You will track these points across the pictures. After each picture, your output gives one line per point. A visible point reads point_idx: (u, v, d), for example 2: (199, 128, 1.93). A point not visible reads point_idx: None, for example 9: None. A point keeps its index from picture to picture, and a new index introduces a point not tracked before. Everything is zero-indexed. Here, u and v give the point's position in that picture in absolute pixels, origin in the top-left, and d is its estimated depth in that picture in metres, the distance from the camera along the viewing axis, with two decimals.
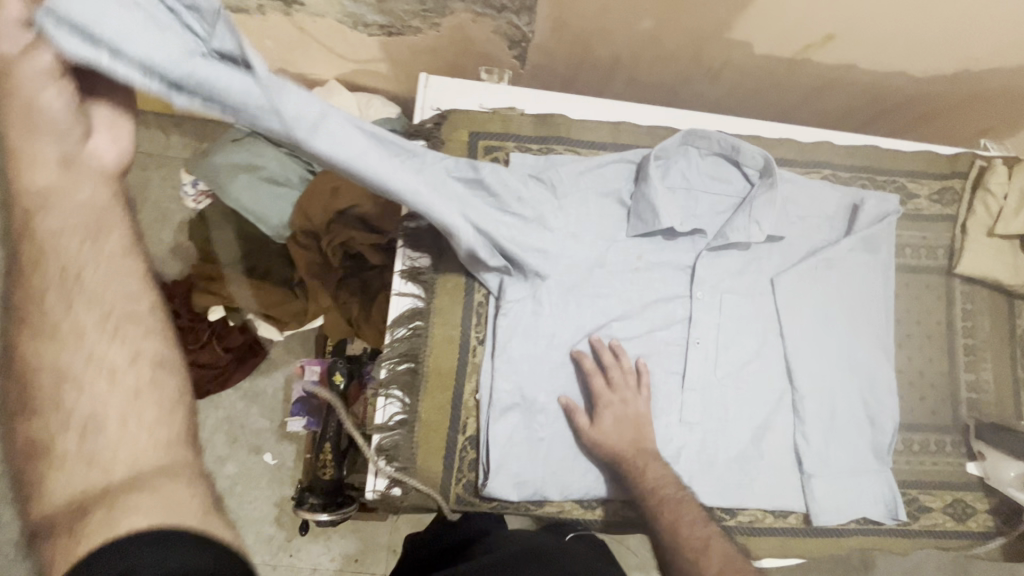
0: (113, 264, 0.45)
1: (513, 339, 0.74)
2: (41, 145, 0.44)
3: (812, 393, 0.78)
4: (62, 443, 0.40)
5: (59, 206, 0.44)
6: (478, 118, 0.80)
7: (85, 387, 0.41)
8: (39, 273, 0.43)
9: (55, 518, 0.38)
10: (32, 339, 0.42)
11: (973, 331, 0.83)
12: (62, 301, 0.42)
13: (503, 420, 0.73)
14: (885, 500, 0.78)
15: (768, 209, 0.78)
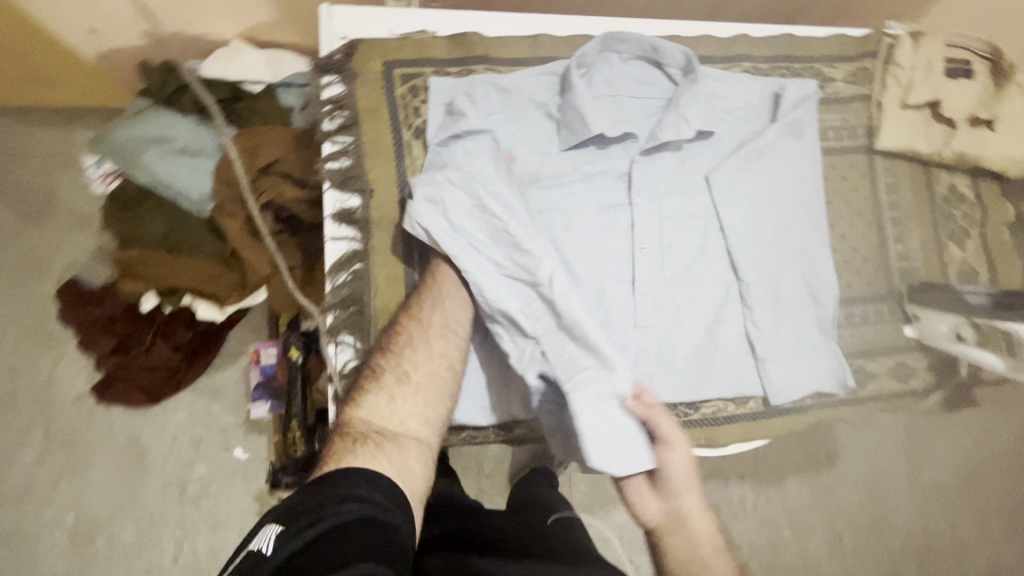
0: (431, 357, 0.65)
1: (480, 224, 0.67)
2: (442, 318, 0.67)
3: (757, 280, 0.80)
4: (346, 449, 0.57)
5: (444, 318, 0.67)
6: (390, 45, 0.76)
7: (375, 418, 0.60)
8: (416, 339, 0.66)
9: (348, 450, 0.56)
10: (395, 378, 0.63)
11: (898, 204, 0.88)
12: (396, 373, 0.64)
13: (489, 296, 0.66)
14: (834, 371, 0.81)
15: (694, 104, 0.78)
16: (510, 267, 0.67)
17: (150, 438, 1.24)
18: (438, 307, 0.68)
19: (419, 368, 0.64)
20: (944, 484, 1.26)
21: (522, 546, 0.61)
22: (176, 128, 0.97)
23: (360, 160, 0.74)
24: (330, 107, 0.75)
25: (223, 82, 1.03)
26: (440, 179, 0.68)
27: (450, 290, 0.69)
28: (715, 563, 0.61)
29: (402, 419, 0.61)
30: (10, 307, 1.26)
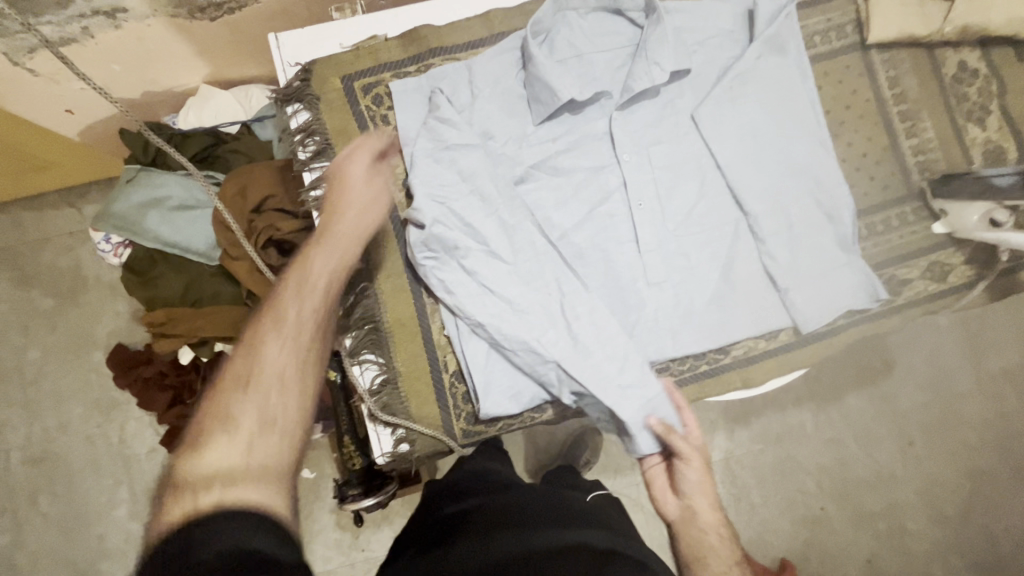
0: (294, 367, 0.57)
1: (489, 262, 0.71)
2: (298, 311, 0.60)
3: (764, 211, 0.77)
4: (195, 499, 0.46)
5: (304, 304, 0.60)
6: (343, 60, 0.75)
7: (221, 454, 0.50)
8: (265, 347, 0.57)
9: (187, 500, 0.46)
10: (238, 397, 0.54)
11: (903, 96, 0.82)
12: (238, 394, 0.54)
13: (519, 306, 0.71)
14: (864, 287, 0.77)
15: (662, 44, 0.74)
16: (517, 301, 0.71)
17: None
18: (301, 293, 0.61)
19: (276, 398, 0.55)
20: (1012, 366, 1.20)
21: (530, 524, 0.60)
22: (169, 186, 1.00)
23: None
24: (302, 135, 0.75)
25: (199, 130, 1.04)
26: (442, 191, 0.71)
27: (315, 288, 0.62)
28: (720, 547, 0.63)
29: (268, 442, 0.52)
30: (71, 383, 1.34)
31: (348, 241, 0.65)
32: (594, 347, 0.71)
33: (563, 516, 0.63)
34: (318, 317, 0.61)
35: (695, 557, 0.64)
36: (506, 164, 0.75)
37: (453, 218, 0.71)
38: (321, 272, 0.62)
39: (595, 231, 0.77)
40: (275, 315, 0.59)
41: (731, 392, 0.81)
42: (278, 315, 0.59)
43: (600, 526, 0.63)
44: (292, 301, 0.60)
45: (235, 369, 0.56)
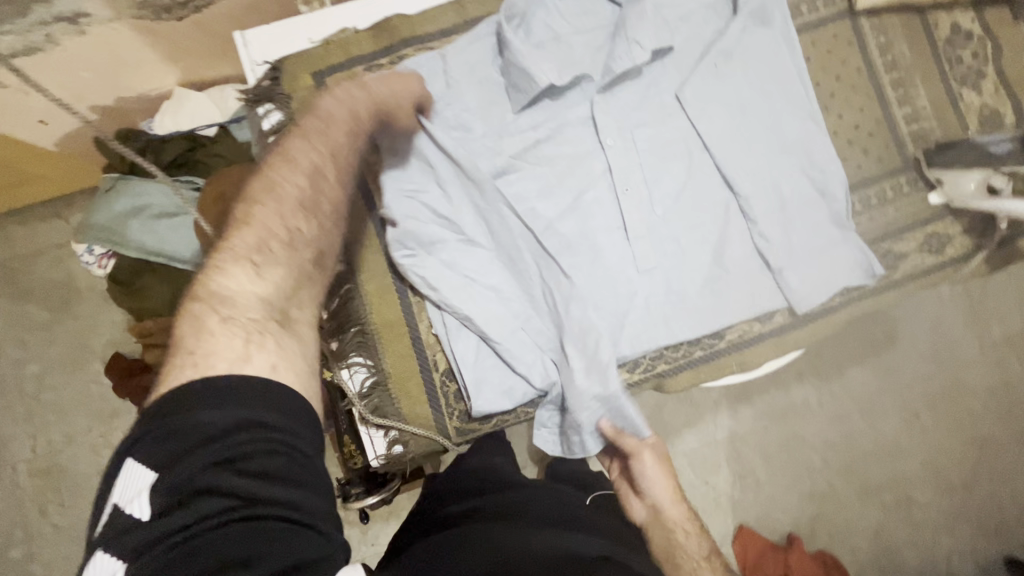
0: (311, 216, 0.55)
1: (468, 252, 0.73)
2: (313, 159, 0.56)
3: (755, 190, 0.75)
4: (217, 348, 0.45)
5: (317, 148, 0.57)
6: (313, 56, 0.73)
7: (242, 301, 0.49)
8: (279, 190, 0.54)
9: (214, 348, 0.45)
10: (251, 238, 0.51)
11: (896, 64, 0.79)
12: (251, 239, 0.51)
13: (503, 290, 0.73)
14: (859, 263, 0.75)
15: (642, 23, 0.71)
16: (494, 287, 0.73)
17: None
18: (318, 141, 0.57)
19: (293, 252, 0.53)
20: (1015, 330, 1.19)
21: (531, 525, 0.60)
22: (150, 195, 0.98)
23: None
24: (275, 137, 0.73)
25: (176, 134, 1.01)
26: (418, 183, 0.73)
27: (339, 148, 0.58)
28: (687, 542, 0.70)
29: (296, 297, 0.53)
30: (65, 395, 1.31)
31: (368, 102, 0.62)
32: (583, 334, 0.71)
33: (564, 519, 0.63)
34: (342, 177, 0.58)
35: (669, 554, 0.70)
36: (485, 154, 0.73)
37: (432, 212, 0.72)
38: (342, 129, 0.59)
39: (581, 219, 0.75)
40: (289, 160, 0.55)
41: (727, 377, 0.80)
42: (290, 162, 0.55)
43: (598, 532, 0.62)
44: (314, 151, 0.57)
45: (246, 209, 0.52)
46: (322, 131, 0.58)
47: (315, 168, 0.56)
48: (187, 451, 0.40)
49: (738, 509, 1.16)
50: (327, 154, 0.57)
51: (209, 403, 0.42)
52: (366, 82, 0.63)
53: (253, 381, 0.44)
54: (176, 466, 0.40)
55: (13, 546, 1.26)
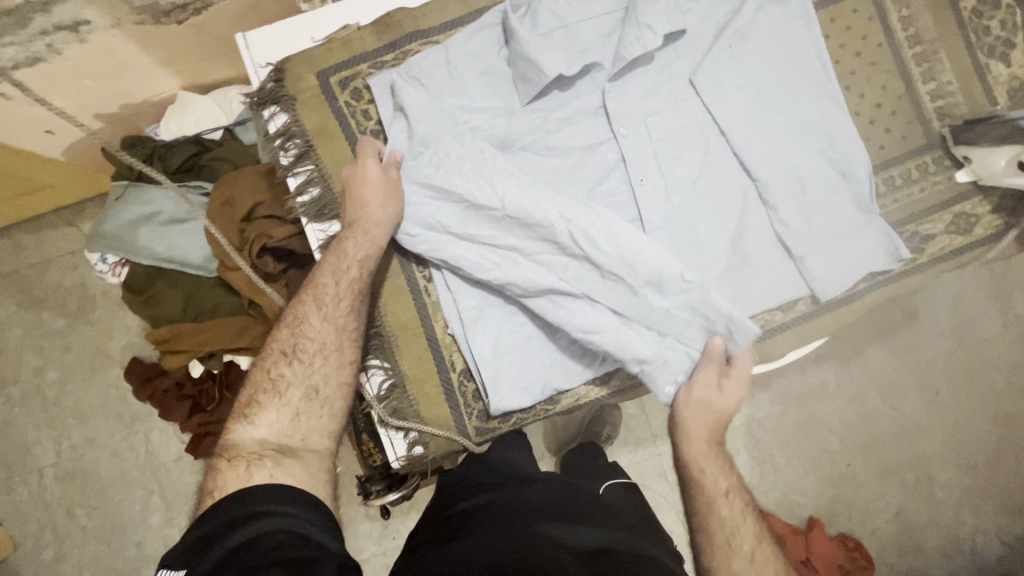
0: (335, 336, 0.64)
1: (480, 225, 0.69)
2: (335, 284, 0.65)
3: (774, 175, 0.73)
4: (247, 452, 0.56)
5: (339, 273, 0.65)
6: (316, 55, 0.71)
7: (276, 412, 0.60)
8: (311, 315, 0.64)
9: (249, 450, 0.56)
10: (288, 358, 0.62)
11: (919, 37, 0.76)
12: (287, 360, 0.62)
13: (530, 256, 0.69)
14: (883, 247, 0.73)
15: (653, 6, 0.69)
16: (511, 251, 0.69)
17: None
18: (340, 263, 0.65)
19: (323, 373, 0.62)
20: None
21: (550, 519, 0.59)
22: (158, 202, 0.98)
23: (328, 185, 0.71)
24: (281, 140, 0.72)
25: (182, 139, 1.01)
26: (422, 155, 0.70)
27: (324, 289, 0.64)
28: (716, 481, 0.65)
29: (300, 433, 0.59)
30: (85, 402, 1.33)
31: (353, 239, 0.66)
32: (626, 272, 0.68)
33: (583, 513, 0.61)
34: (329, 317, 0.64)
35: (689, 483, 0.67)
36: (492, 138, 0.71)
37: (441, 188, 0.69)
38: (360, 253, 0.66)
39: (595, 209, 0.73)
40: (317, 285, 0.65)
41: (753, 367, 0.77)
42: (317, 286, 0.65)
43: (617, 526, 0.61)
44: (302, 304, 0.64)
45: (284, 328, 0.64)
46: (310, 282, 0.65)
47: (301, 319, 0.64)
48: (217, 537, 0.48)
49: (757, 493, 1.15)
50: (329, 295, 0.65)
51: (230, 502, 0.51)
52: (356, 222, 0.66)
53: (258, 491, 0.51)
54: (210, 550, 0.47)
55: (43, 549, 1.29)
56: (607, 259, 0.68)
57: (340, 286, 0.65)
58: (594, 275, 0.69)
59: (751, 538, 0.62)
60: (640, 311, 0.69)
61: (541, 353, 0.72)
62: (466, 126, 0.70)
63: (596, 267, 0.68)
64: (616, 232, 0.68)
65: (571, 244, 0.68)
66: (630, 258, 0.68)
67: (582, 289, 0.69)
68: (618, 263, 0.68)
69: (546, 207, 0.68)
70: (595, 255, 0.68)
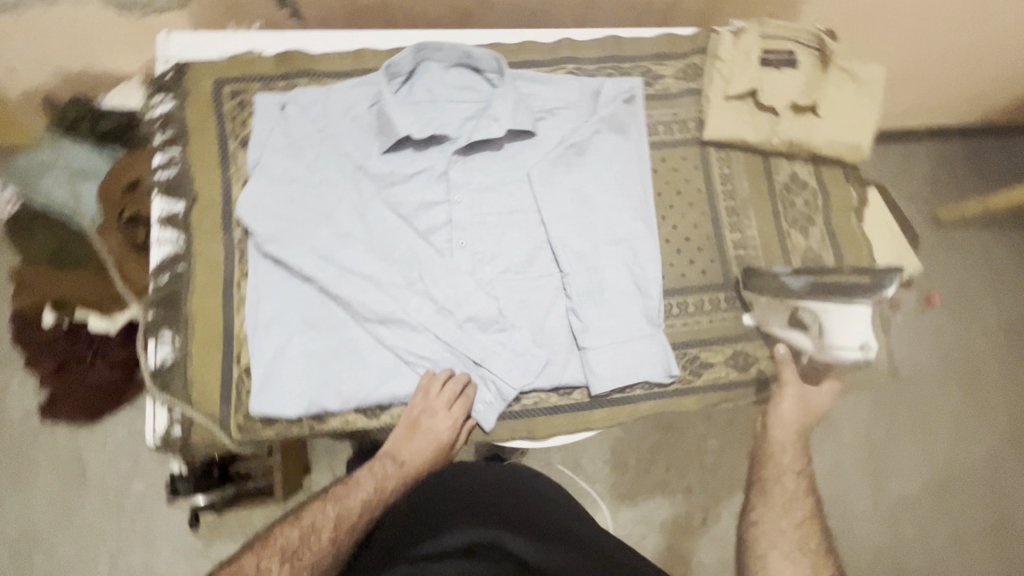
0: (341, 527, 0.73)
1: (345, 246, 0.79)
2: (361, 484, 0.77)
3: (578, 271, 0.81)
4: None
5: (371, 471, 0.77)
6: (218, 66, 0.83)
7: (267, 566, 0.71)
8: (340, 499, 0.76)
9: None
10: (294, 528, 0.75)
11: (734, 193, 0.88)
12: (299, 533, 0.74)
13: (370, 270, 0.79)
14: (659, 359, 0.81)
15: (505, 104, 0.82)
16: (361, 266, 0.79)
17: (93, 451, 1.23)
18: (374, 466, 0.78)
19: (312, 553, 0.72)
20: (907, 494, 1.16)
21: (416, 538, 0.65)
22: (75, 156, 1.07)
23: (187, 168, 0.80)
24: (161, 123, 0.81)
25: (118, 111, 1.09)
26: (274, 171, 0.79)
27: (349, 506, 0.75)
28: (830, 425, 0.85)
29: None
30: None
31: (394, 478, 0.76)
32: (455, 307, 0.79)
33: (453, 509, 0.68)
34: (339, 525, 0.74)
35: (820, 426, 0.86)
36: (345, 170, 0.80)
37: (284, 216, 0.78)
38: (392, 481, 0.76)
39: (415, 258, 0.80)
40: (354, 477, 0.79)
41: (516, 441, 0.80)
42: (353, 481, 0.78)
43: (493, 521, 0.67)
44: (326, 512, 0.75)
45: (309, 513, 0.76)
46: (342, 498, 0.77)
47: (316, 526, 0.74)
48: None
49: None
50: (344, 509, 0.75)
51: None
52: (396, 451, 0.77)
53: None
54: None
55: None
56: (441, 291, 0.79)
57: (363, 488, 0.77)
58: (427, 301, 0.79)
59: (791, 476, 0.93)
60: (466, 338, 0.79)
61: (320, 370, 0.76)
62: (322, 160, 0.80)
63: (432, 299, 0.79)
64: (447, 275, 0.80)
65: (414, 276, 0.80)
66: (454, 304, 0.79)
67: (418, 313, 0.79)
68: (448, 297, 0.79)
69: (396, 241, 0.80)
70: (431, 288, 0.80)
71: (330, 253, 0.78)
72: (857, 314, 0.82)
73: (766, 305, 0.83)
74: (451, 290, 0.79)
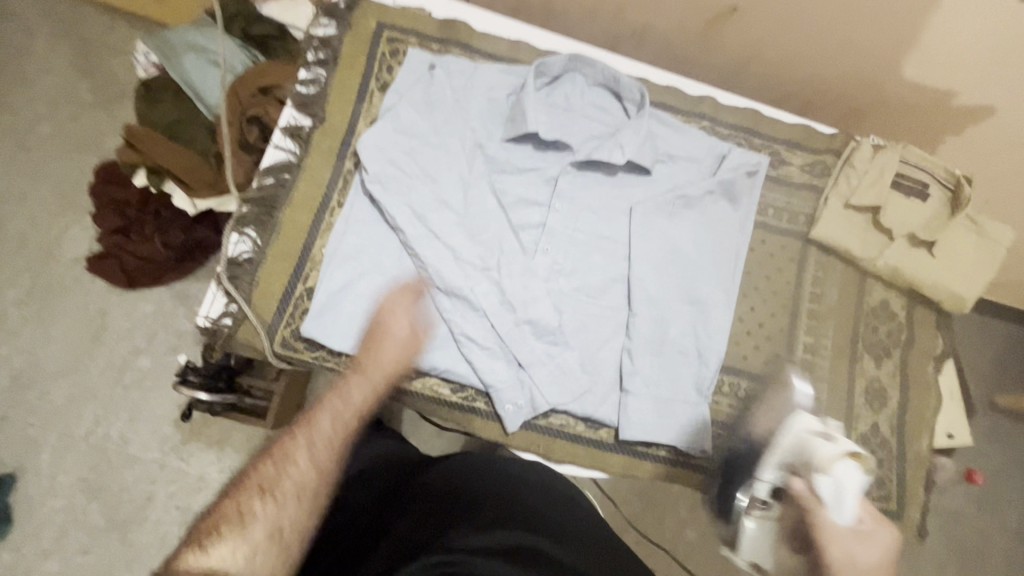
0: (323, 445, 0.67)
1: (439, 212, 0.80)
2: (333, 401, 0.71)
3: (646, 316, 0.81)
4: (229, 540, 0.58)
5: (341, 387, 0.72)
6: (387, 11, 0.86)
7: (256, 514, 0.60)
8: (309, 424, 0.69)
9: (232, 552, 0.56)
10: (272, 464, 0.65)
11: (820, 299, 0.86)
12: (277, 468, 0.65)
13: (454, 243, 0.79)
14: (694, 431, 0.79)
15: (633, 136, 0.83)
16: (447, 236, 0.79)
17: (117, 316, 1.27)
18: (343, 383, 0.72)
19: (298, 485, 0.64)
20: None
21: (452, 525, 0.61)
22: (218, 45, 1.12)
23: (325, 91, 0.83)
24: (318, 43, 0.85)
25: (272, 21, 1.14)
26: (403, 121, 0.81)
27: (321, 424, 0.69)
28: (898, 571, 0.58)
29: (264, 552, 0.58)
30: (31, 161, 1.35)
31: (363, 385, 0.73)
32: (518, 306, 0.79)
33: (483, 503, 0.66)
34: (319, 446, 0.67)
35: None
36: (464, 144, 0.82)
37: (395, 165, 0.80)
38: (363, 389, 0.73)
39: (498, 247, 0.81)
40: (318, 398, 0.72)
41: (528, 453, 0.80)
42: (320, 403, 0.71)
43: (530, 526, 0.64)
44: (297, 439, 0.67)
45: (276, 447, 0.67)
46: (312, 419, 0.69)
47: (290, 455, 0.66)
48: None
49: None
50: (317, 429, 0.68)
51: None
52: (362, 362, 0.74)
53: None
54: None
55: None
56: (512, 287, 0.80)
57: (336, 406, 0.71)
58: (495, 292, 0.79)
59: None
60: (518, 339, 0.79)
61: (377, 319, 0.77)
62: (449, 128, 0.82)
63: (501, 291, 0.80)
64: (523, 274, 0.80)
65: (492, 263, 0.80)
66: (520, 304, 0.79)
67: (484, 300, 0.79)
68: (515, 294, 0.79)
69: (488, 225, 0.81)
70: (502, 280, 0.80)
71: (424, 214, 0.79)
72: (802, 442, 0.65)
73: (754, 534, 0.69)
74: (521, 290, 0.80)
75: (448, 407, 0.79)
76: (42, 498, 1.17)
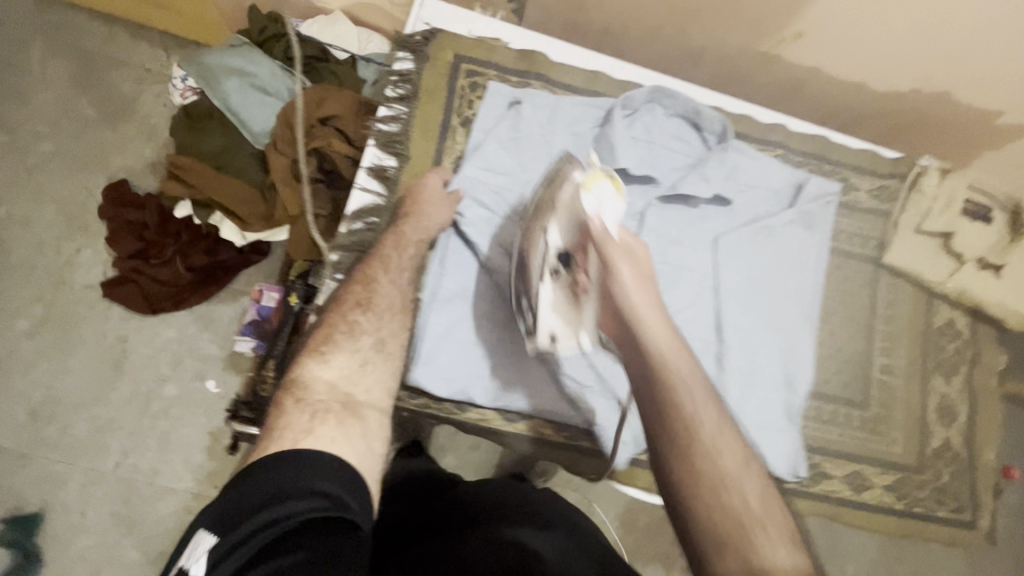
0: (398, 283, 0.71)
1: None
2: (406, 239, 0.74)
3: (737, 347, 0.83)
4: (311, 399, 0.57)
5: (402, 235, 0.74)
6: (465, 43, 0.84)
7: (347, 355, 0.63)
8: (379, 267, 0.72)
9: (325, 387, 0.59)
10: (357, 307, 0.68)
11: (892, 320, 0.90)
12: (365, 314, 0.67)
13: None
14: (789, 457, 0.81)
15: (718, 169, 0.84)
16: None
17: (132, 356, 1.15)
18: (404, 225, 0.75)
19: (378, 322, 0.67)
20: None
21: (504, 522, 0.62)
22: (260, 69, 1.07)
23: (408, 129, 0.81)
24: (397, 79, 0.83)
25: (315, 43, 1.10)
26: (491, 159, 0.81)
27: (388, 258, 0.73)
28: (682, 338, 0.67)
29: (364, 380, 0.62)
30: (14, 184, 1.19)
31: (416, 235, 0.75)
32: None
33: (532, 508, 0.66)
34: (394, 284, 0.71)
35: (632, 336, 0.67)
36: None
37: (488, 204, 0.79)
38: (417, 235, 0.74)
39: None
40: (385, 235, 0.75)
41: (627, 486, 0.84)
42: (386, 245, 0.74)
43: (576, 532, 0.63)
44: (374, 274, 0.71)
45: (359, 284, 0.70)
46: (384, 257, 0.73)
47: (373, 288, 0.70)
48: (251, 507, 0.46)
49: None
50: (387, 263, 0.72)
51: (285, 463, 0.49)
52: (412, 213, 0.75)
53: (309, 455, 0.50)
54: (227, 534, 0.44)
55: None
56: None
57: (406, 250, 0.74)
58: None
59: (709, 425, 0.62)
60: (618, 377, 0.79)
61: (480, 361, 0.77)
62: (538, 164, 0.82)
63: None
64: None
65: None
66: None
67: None
68: None
69: None
70: None
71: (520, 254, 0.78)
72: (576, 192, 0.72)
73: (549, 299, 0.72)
74: None
75: (550, 446, 0.80)
76: (72, 538, 1.04)
